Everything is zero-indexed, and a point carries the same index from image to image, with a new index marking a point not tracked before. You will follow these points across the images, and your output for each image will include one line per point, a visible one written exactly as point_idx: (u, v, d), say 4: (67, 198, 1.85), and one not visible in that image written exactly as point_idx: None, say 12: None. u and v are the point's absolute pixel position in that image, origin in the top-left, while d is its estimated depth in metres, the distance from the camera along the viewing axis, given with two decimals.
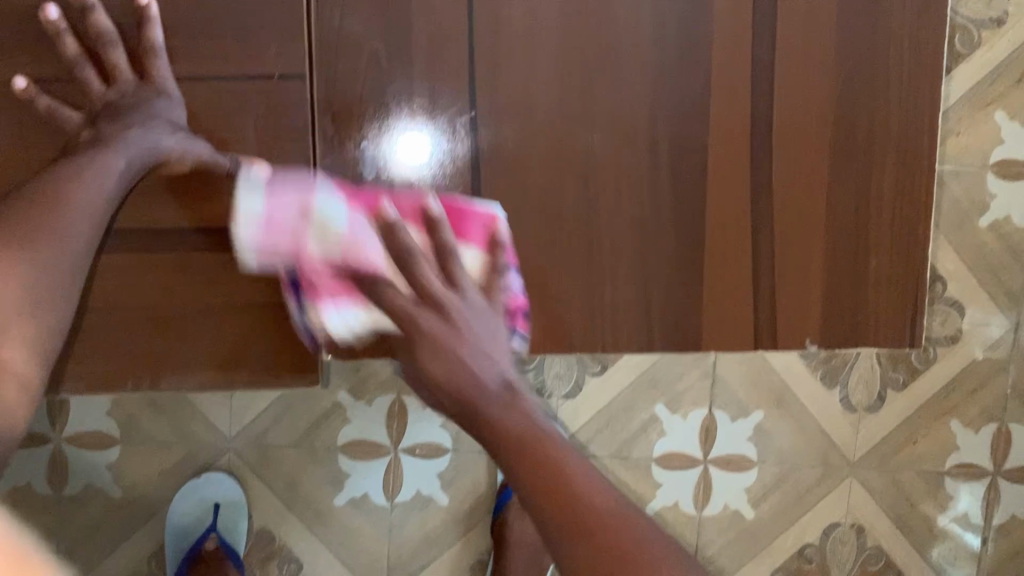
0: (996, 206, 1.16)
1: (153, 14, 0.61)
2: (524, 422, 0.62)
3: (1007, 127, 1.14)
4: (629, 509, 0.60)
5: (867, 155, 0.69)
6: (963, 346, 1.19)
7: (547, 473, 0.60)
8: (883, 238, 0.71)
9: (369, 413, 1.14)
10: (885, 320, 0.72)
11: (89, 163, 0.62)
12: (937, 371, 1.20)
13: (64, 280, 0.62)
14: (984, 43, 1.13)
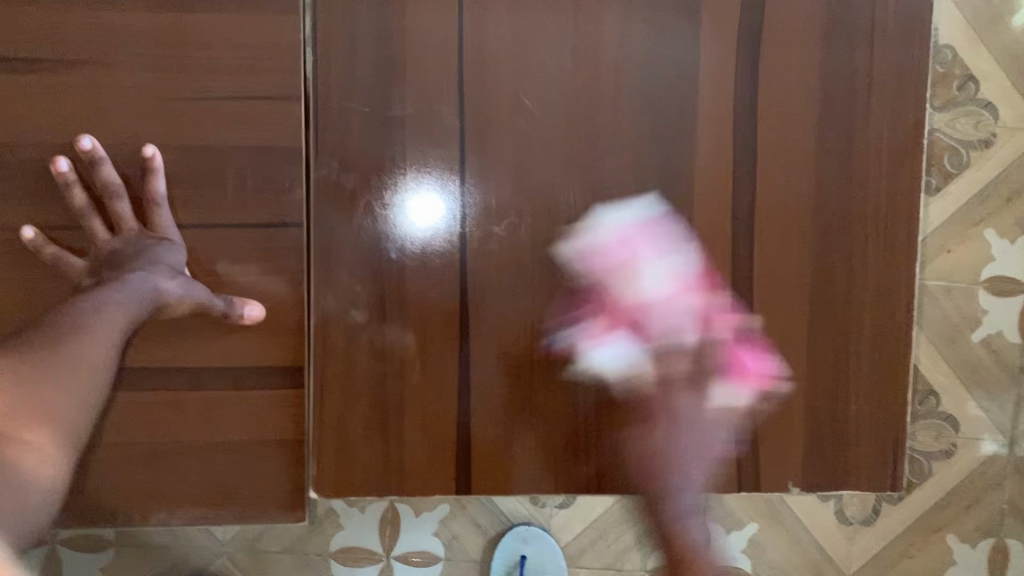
0: (987, 321, 1.12)
1: (157, 165, 0.64)
2: None
3: (997, 244, 1.10)
4: None
5: (846, 299, 0.71)
6: (960, 458, 1.15)
7: None
8: (866, 382, 0.71)
9: (362, 520, 1.14)
10: (868, 463, 0.72)
11: (95, 297, 0.64)
12: (915, 497, 1.16)
13: (82, 385, 0.62)
14: (973, 161, 1.10)
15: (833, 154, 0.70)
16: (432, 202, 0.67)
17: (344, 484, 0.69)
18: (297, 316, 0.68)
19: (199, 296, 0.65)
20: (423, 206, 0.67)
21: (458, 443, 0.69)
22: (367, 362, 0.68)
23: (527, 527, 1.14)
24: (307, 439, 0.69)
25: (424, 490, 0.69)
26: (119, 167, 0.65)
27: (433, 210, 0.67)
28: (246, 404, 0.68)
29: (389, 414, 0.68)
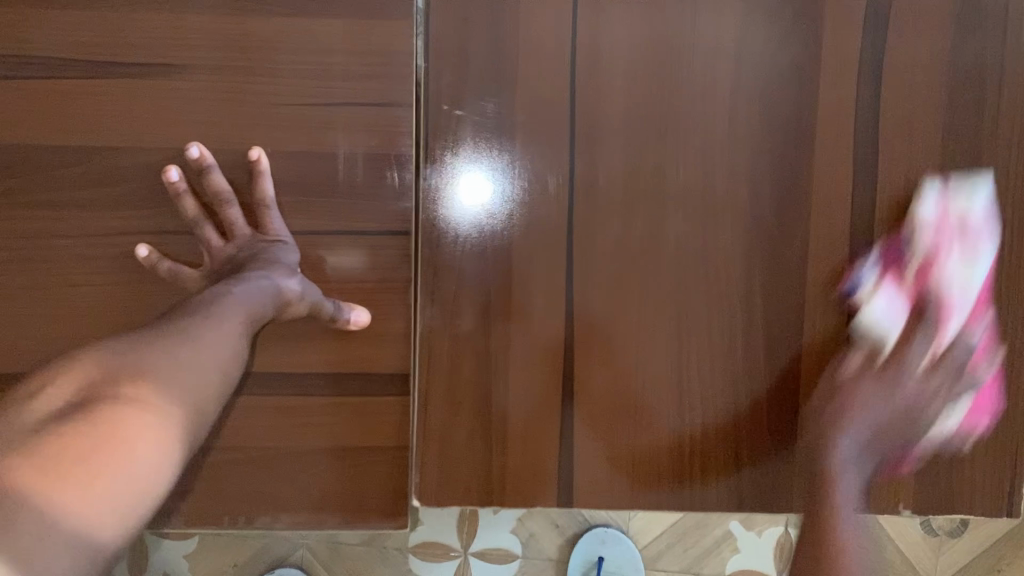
0: None
1: (263, 167, 0.64)
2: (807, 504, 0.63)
3: None
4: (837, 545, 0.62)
5: (965, 317, 0.68)
6: None
7: None
8: (984, 404, 0.69)
9: (441, 516, 1.13)
10: (982, 488, 0.69)
11: (214, 287, 0.58)
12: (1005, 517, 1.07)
13: (203, 346, 0.50)
14: None
15: (957, 168, 0.67)
16: (476, 181, 0.66)
17: (446, 494, 0.68)
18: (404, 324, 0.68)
19: (315, 299, 0.64)
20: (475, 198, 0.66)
21: (561, 458, 0.68)
22: (473, 371, 0.67)
23: (607, 529, 1.13)
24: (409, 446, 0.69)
25: (524, 502, 0.69)
26: (231, 171, 0.66)
27: (478, 185, 0.66)
28: (351, 408, 0.68)
29: (492, 426, 0.68)
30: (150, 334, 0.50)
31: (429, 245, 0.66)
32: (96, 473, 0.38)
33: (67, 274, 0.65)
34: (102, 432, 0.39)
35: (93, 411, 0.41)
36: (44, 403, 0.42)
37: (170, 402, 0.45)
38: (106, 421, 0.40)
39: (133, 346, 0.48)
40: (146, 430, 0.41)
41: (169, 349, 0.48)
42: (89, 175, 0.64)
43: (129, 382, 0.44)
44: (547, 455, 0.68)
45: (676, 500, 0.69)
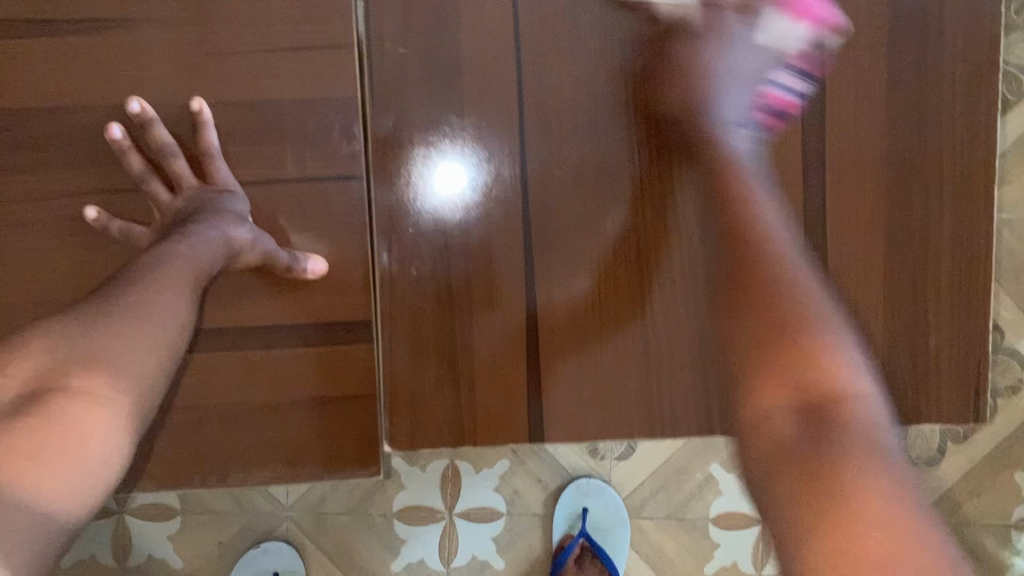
0: None
1: (206, 117, 0.63)
2: (774, 309, 0.48)
3: None
4: (870, 413, 0.43)
5: (921, 227, 0.68)
6: None
7: (766, 345, 0.47)
8: (946, 315, 0.69)
9: (423, 480, 1.13)
10: (949, 399, 0.70)
11: (162, 244, 0.56)
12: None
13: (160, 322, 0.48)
14: None
15: (906, 82, 0.67)
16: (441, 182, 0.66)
17: (419, 436, 0.68)
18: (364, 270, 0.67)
19: (267, 248, 0.64)
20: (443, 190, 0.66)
21: (530, 397, 0.68)
22: (435, 313, 0.67)
23: (589, 480, 1.13)
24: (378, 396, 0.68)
25: (499, 441, 0.69)
26: (177, 125, 0.64)
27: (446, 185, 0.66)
28: (323, 359, 0.67)
29: (457, 368, 0.68)
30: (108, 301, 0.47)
31: (384, 187, 0.66)
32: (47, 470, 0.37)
33: (18, 240, 0.64)
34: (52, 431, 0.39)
35: (45, 405, 0.40)
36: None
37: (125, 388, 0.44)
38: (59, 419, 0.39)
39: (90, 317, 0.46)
40: (98, 421, 0.41)
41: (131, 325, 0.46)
42: (35, 136, 0.63)
43: (84, 367, 0.42)
44: (514, 394, 0.68)
45: (647, 429, 0.69)
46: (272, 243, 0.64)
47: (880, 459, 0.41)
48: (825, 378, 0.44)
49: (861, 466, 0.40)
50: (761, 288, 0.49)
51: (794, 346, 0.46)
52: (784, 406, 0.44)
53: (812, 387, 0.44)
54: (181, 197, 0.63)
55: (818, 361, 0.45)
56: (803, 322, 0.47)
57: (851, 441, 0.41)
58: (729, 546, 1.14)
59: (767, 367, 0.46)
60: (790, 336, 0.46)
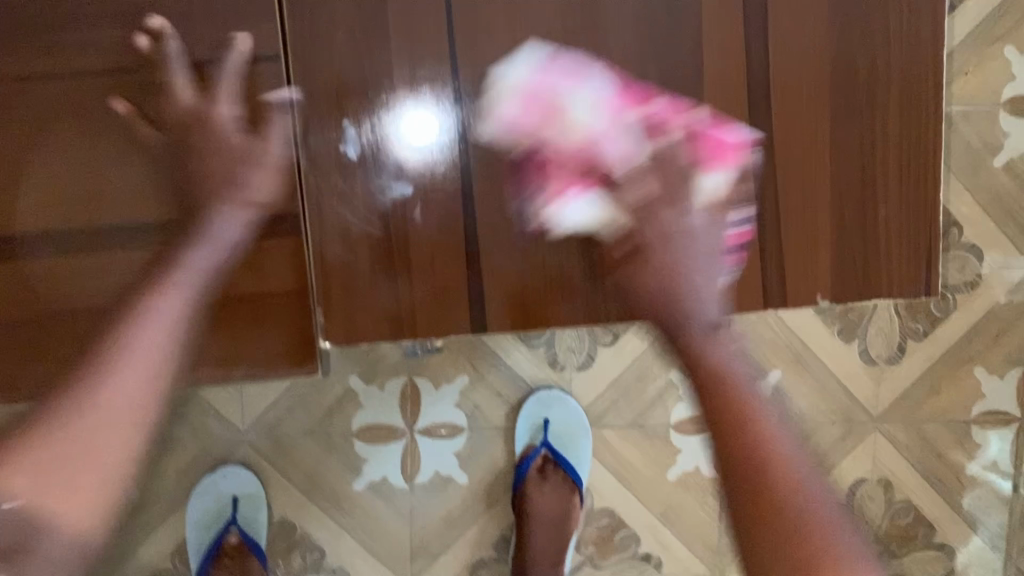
0: (1008, 146, 1.11)
1: (167, 29, 0.60)
2: (728, 407, 0.59)
3: (1016, 62, 1.09)
4: (774, 445, 0.58)
5: (866, 95, 0.66)
6: (983, 292, 1.13)
7: (750, 481, 0.57)
8: (896, 186, 0.67)
9: (382, 398, 1.11)
10: (899, 274, 0.68)
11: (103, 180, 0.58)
12: (942, 333, 1.14)
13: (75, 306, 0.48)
14: None
15: None
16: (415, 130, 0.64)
17: (355, 331, 0.66)
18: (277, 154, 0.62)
19: (293, 241, 0.62)
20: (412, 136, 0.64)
21: (469, 286, 0.66)
22: (369, 207, 0.65)
23: (550, 391, 1.11)
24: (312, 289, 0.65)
25: (439, 333, 0.67)
26: (106, 22, 0.60)
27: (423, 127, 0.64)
28: (237, 255, 0.62)
29: (392, 257, 0.66)
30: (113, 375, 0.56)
31: (305, 79, 0.63)
32: (60, 507, 0.53)
33: None
34: (68, 467, 0.54)
35: (76, 452, 0.54)
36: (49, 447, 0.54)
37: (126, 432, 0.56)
38: (69, 462, 0.54)
39: (134, 350, 0.57)
40: (116, 453, 0.55)
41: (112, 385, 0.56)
42: None
43: (133, 421, 0.56)
44: (452, 283, 0.66)
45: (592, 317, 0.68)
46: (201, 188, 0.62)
47: (808, 485, 0.57)
48: (781, 507, 0.55)
49: (803, 502, 0.56)
50: (738, 435, 0.58)
51: (754, 520, 0.56)
52: (773, 556, 0.54)
53: (770, 525, 0.55)
54: (180, 137, 0.61)
55: (772, 501, 0.56)
56: (745, 409, 0.59)
57: (783, 492, 0.56)
58: (691, 451, 1.13)
59: (764, 557, 0.55)
60: (739, 430, 0.58)
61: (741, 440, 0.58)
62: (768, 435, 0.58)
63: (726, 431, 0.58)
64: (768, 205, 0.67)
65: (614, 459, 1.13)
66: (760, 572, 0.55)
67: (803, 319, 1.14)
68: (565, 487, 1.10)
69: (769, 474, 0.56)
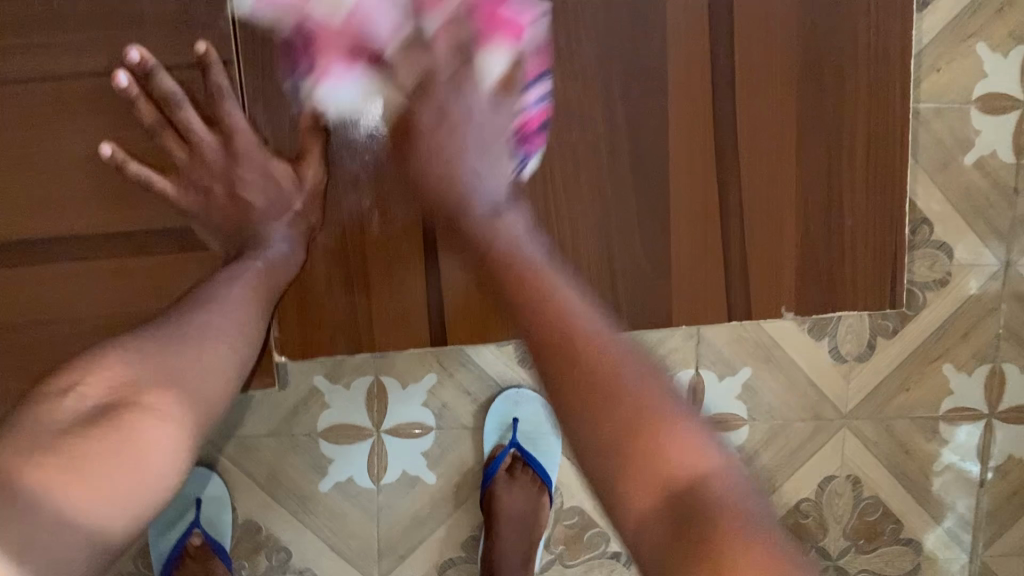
0: (980, 141, 0.99)
1: (151, 64, 0.58)
2: (604, 398, 0.48)
3: (990, 59, 0.97)
4: (667, 410, 0.47)
5: (833, 99, 0.65)
6: (954, 284, 1.02)
7: (618, 414, 0.47)
8: (860, 193, 0.67)
9: (348, 397, 1.06)
10: (864, 279, 0.68)
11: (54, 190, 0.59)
12: (909, 330, 1.03)
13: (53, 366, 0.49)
14: None
15: None
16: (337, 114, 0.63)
17: (312, 343, 0.66)
18: (227, 162, 0.64)
19: (290, 264, 0.64)
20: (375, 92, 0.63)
21: (427, 295, 0.67)
22: (326, 218, 0.66)
23: (518, 390, 1.07)
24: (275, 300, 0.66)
25: (397, 344, 0.67)
26: (55, 23, 0.57)
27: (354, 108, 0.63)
28: (196, 264, 0.62)
29: (349, 267, 0.66)
30: (112, 358, 0.51)
31: (256, 90, 0.63)
32: (80, 491, 0.43)
33: None
34: (108, 447, 0.45)
35: (109, 419, 0.47)
36: (77, 399, 0.48)
37: (189, 403, 0.52)
38: (115, 428, 0.46)
39: (162, 336, 0.54)
40: (157, 443, 0.47)
41: (135, 356, 0.51)
42: None
43: (159, 386, 0.50)
44: (411, 293, 0.66)
45: None
46: (203, 225, 0.63)
47: (752, 514, 0.43)
48: (674, 460, 0.45)
49: (680, 433, 0.46)
50: (610, 391, 0.48)
51: (700, 538, 0.41)
52: (656, 516, 0.44)
53: (662, 476, 0.45)
54: (180, 182, 0.62)
55: (660, 451, 0.45)
56: (655, 415, 0.47)
57: (726, 510, 0.43)
58: None
59: (614, 479, 0.46)
60: (655, 453, 0.45)
61: (622, 426, 0.47)
62: (688, 458, 0.45)
63: (604, 400, 0.48)
64: (731, 213, 0.67)
65: None
66: (606, 492, 0.47)
67: (774, 329, 1.03)
68: (534, 486, 1.06)
69: (659, 433, 0.46)
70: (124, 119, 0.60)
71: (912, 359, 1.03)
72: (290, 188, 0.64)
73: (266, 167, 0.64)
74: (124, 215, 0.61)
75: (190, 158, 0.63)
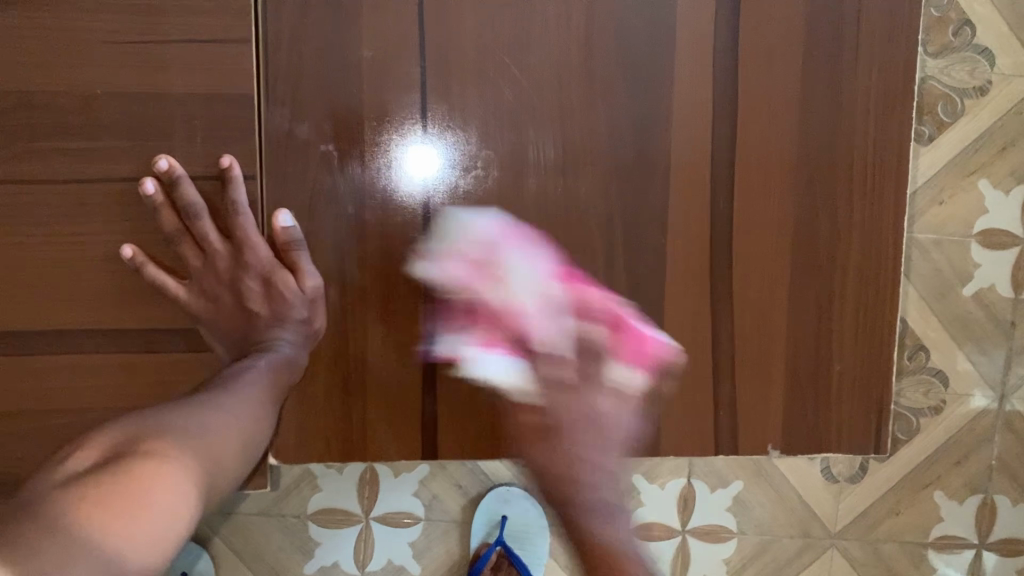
0: (979, 275, 0.95)
1: (177, 173, 0.61)
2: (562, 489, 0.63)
3: (992, 195, 0.94)
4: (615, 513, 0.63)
5: (828, 239, 0.68)
6: (952, 412, 0.98)
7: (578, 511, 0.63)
8: (850, 333, 0.69)
9: (339, 482, 1.01)
10: (850, 422, 0.70)
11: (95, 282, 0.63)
12: (902, 456, 1.00)
13: (91, 437, 0.51)
14: (968, 110, 0.93)
15: (817, 97, 0.67)
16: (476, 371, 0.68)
17: (304, 449, 0.68)
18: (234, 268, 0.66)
19: (294, 368, 0.66)
20: (421, 159, 0.66)
21: (424, 409, 0.69)
22: (330, 327, 0.67)
23: (508, 487, 1.01)
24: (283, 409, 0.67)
25: (387, 453, 0.69)
26: (95, 123, 0.61)
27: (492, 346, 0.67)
28: (202, 364, 0.65)
29: (349, 378, 0.68)
30: (100, 434, 0.51)
31: (275, 201, 0.65)
32: (106, 524, 0.42)
33: None
34: (118, 484, 0.45)
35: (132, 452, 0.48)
36: (79, 461, 0.48)
37: (190, 451, 0.52)
38: (130, 462, 0.47)
39: (174, 408, 0.55)
40: (161, 479, 0.47)
41: (127, 428, 0.52)
42: None
43: (169, 428, 0.52)
44: (408, 404, 0.68)
45: None
46: (212, 330, 0.66)
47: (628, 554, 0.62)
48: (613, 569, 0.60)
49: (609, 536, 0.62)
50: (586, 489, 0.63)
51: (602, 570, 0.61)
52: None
53: None
54: (191, 288, 0.65)
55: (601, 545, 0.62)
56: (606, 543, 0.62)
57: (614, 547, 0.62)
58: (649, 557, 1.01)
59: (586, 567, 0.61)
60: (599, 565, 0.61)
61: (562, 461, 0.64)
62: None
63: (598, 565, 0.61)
64: (723, 340, 0.69)
65: (568, 558, 1.02)
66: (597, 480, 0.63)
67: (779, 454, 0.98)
68: None
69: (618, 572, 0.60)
70: (146, 222, 0.63)
71: (902, 486, 1.00)
72: (293, 296, 0.66)
73: (270, 277, 0.66)
74: (141, 312, 0.64)
75: (204, 264, 0.65)
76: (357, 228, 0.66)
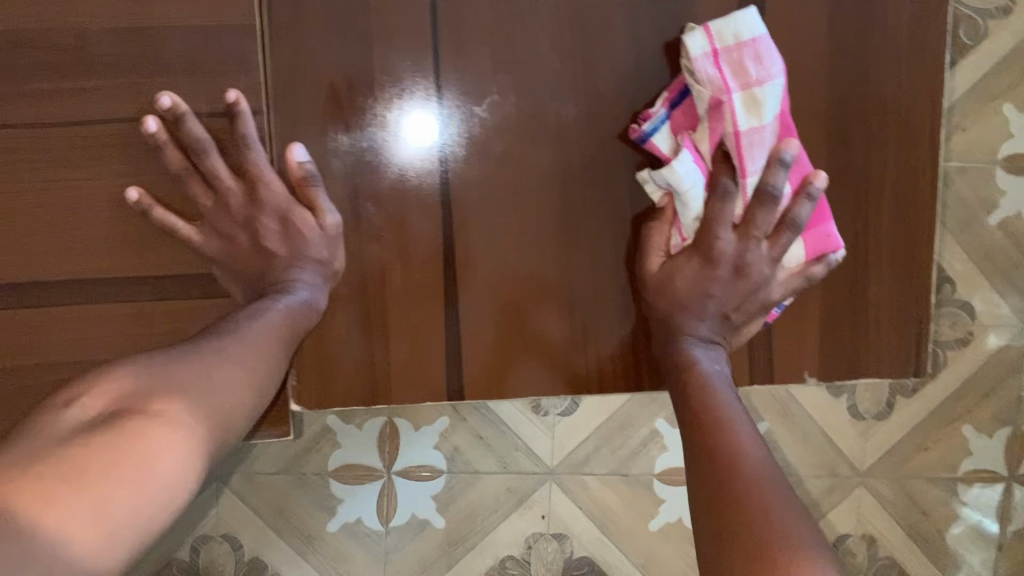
0: (1005, 203, 0.92)
1: (183, 111, 0.58)
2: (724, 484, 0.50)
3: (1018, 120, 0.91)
4: (777, 502, 0.48)
5: (861, 160, 0.65)
6: (978, 344, 0.96)
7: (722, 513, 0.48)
8: (886, 258, 0.67)
9: (360, 438, 0.98)
10: (885, 350, 0.68)
11: (104, 228, 0.61)
12: (930, 390, 0.97)
13: (98, 378, 0.48)
14: (993, 32, 0.89)
15: (847, 9, 0.63)
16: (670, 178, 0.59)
17: (325, 398, 0.66)
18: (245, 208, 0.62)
19: (313, 313, 0.62)
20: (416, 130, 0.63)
21: (447, 351, 0.66)
22: (345, 269, 0.65)
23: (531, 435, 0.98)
24: (301, 356, 0.65)
25: (411, 398, 0.67)
26: (95, 60, 0.58)
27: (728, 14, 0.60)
28: (218, 310, 0.63)
29: (368, 323, 0.66)
30: (109, 377, 0.48)
31: (283, 142, 0.62)
32: (102, 500, 0.39)
33: None
34: (124, 452, 0.41)
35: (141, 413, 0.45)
36: (82, 410, 0.45)
37: (201, 415, 0.49)
38: (137, 426, 0.43)
39: (187, 363, 0.52)
40: (168, 454, 0.43)
41: (137, 378, 0.48)
42: None
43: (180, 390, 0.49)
44: (432, 347, 0.66)
45: (575, 374, 0.68)
46: (229, 273, 0.62)
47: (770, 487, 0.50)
48: (761, 530, 0.46)
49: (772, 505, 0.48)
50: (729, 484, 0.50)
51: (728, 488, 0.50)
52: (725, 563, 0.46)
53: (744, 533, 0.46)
54: (203, 230, 0.62)
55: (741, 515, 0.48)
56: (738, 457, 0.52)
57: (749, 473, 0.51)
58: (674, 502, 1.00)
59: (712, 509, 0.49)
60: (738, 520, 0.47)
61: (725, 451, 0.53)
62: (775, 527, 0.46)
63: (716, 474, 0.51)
64: None
65: (594, 506, 0.99)
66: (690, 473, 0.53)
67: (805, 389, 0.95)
68: None
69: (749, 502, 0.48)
70: (153, 165, 0.61)
71: (928, 420, 0.97)
72: (313, 236, 0.62)
73: (287, 216, 0.62)
74: (155, 258, 0.62)
75: (215, 205, 0.62)
76: (370, 167, 0.63)
